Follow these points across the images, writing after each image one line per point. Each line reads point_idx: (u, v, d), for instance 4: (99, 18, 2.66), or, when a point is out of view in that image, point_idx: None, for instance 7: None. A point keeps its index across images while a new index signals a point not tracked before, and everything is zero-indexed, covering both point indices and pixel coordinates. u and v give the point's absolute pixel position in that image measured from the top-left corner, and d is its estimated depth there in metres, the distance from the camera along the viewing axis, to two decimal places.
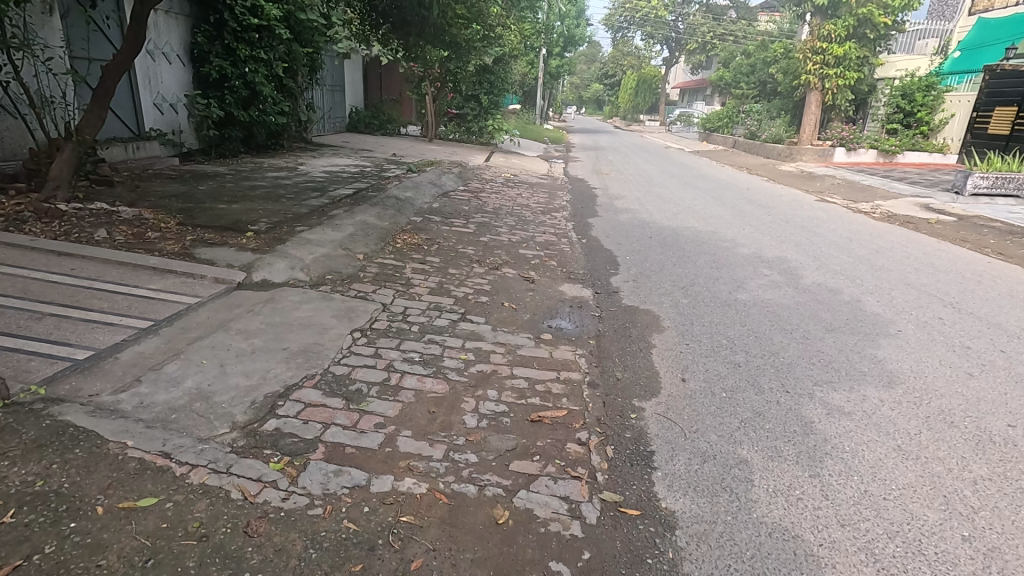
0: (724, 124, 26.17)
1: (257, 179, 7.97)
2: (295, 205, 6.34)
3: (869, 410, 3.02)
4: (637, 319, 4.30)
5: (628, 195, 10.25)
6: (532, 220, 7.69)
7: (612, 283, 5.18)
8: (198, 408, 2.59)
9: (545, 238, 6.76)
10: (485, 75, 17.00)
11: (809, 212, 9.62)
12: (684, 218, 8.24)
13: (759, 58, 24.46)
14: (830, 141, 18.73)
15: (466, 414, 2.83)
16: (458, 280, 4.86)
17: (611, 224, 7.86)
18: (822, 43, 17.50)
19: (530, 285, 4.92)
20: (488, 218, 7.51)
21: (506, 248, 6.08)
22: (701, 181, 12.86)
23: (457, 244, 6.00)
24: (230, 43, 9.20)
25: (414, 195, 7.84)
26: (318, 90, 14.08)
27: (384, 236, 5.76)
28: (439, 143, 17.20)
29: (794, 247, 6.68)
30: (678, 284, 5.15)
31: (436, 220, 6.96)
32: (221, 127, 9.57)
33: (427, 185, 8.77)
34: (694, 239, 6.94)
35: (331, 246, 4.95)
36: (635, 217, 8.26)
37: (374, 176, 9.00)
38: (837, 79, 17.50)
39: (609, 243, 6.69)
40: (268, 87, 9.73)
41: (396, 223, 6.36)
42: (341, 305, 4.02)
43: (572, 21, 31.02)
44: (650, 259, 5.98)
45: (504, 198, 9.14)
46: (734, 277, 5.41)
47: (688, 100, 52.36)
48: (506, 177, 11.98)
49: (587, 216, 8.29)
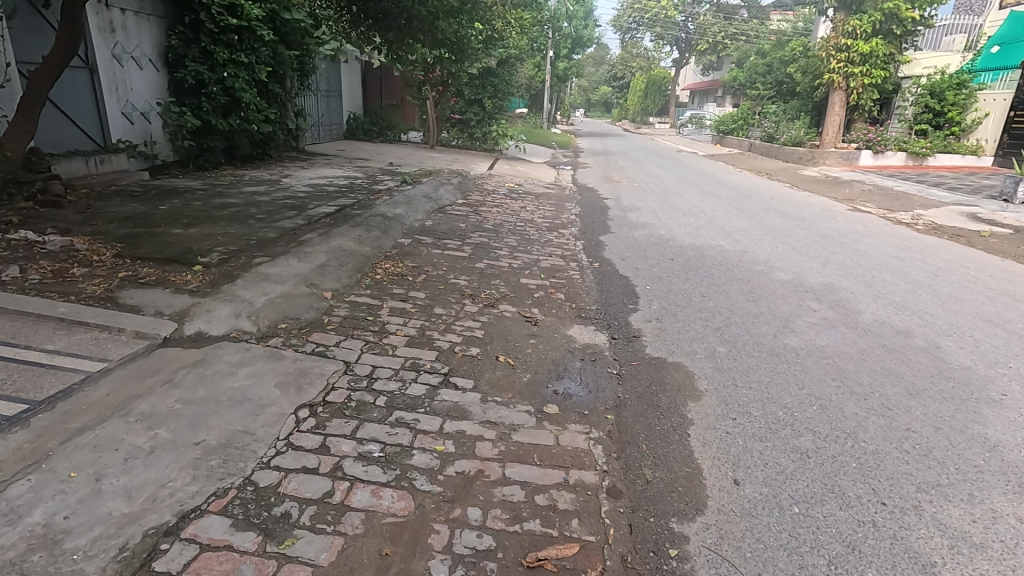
0: (738, 126, 25.16)
1: (233, 194, 7.21)
2: (263, 228, 5.54)
3: (1011, 542, 2.13)
4: (666, 379, 3.42)
5: (642, 207, 9.37)
6: (536, 239, 6.86)
7: (632, 324, 4.30)
8: (32, 567, 1.77)
9: (551, 262, 5.92)
10: (488, 78, 16.19)
11: (845, 224, 8.68)
12: (709, 234, 7.35)
13: (775, 57, 23.46)
14: (854, 143, 17.69)
15: (433, 557, 1.98)
16: (444, 325, 4.00)
17: (625, 243, 6.99)
18: (846, 39, 16.48)
19: (533, 329, 4.06)
20: (487, 237, 6.70)
21: (505, 277, 5.24)
22: (720, 188, 11.93)
23: (449, 273, 5.16)
24: (207, 46, 8.45)
25: (404, 212, 7.03)
26: (311, 96, 13.36)
27: (362, 265, 4.94)
28: (441, 149, 16.43)
29: (839, 271, 5.78)
30: (711, 325, 4.27)
31: (427, 242, 6.15)
32: (198, 136, 8.82)
33: (421, 199, 7.97)
34: (722, 262, 6.06)
35: (293, 283, 4.13)
36: (653, 234, 7.40)
37: (364, 190, 8.21)
38: (862, 77, 16.52)
39: (625, 267, 5.82)
40: (249, 93, 8.97)
41: (380, 247, 5.55)
42: (292, 367, 3.18)
43: (580, 22, 30.20)
44: (674, 289, 5.11)
45: (506, 213, 8.32)
46: (778, 313, 4.53)
47: (698, 102, 51.35)
48: (510, 186, 11.16)
49: (599, 233, 7.45)
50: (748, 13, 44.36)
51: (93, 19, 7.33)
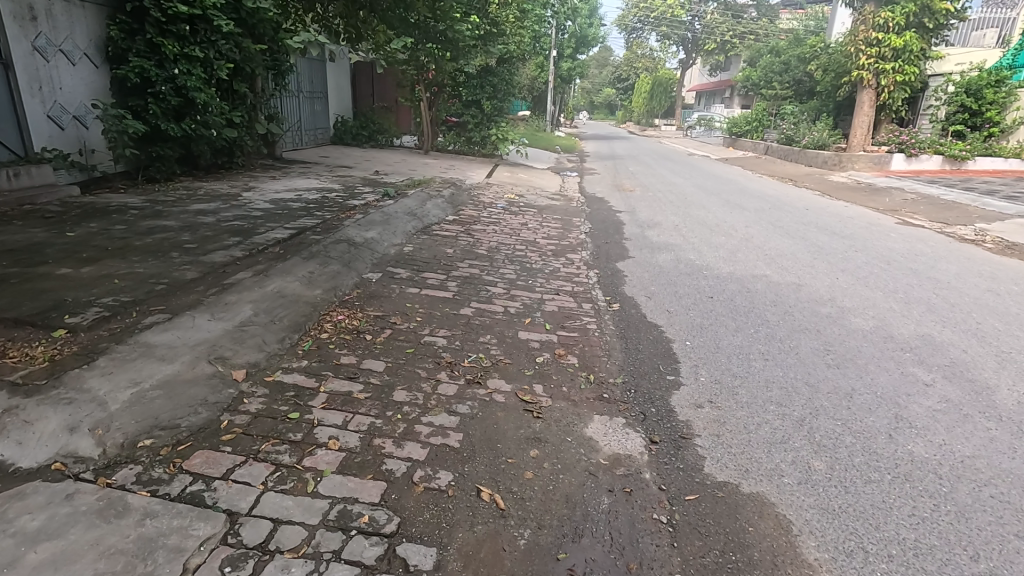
0: (752, 128, 23.71)
1: (173, 214, 5.99)
2: (185, 263, 4.29)
3: None
4: (750, 539, 2.12)
5: (663, 223, 8.10)
6: (539, 269, 5.58)
7: (677, 414, 3.00)
8: None
9: (558, 303, 4.64)
10: (486, 77, 14.93)
11: (902, 242, 7.38)
12: (749, 260, 6.08)
13: (794, 53, 22.19)
14: (887, 146, 16.17)
15: None
16: (406, 424, 2.72)
17: (649, 272, 5.71)
18: (877, 32, 15.00)
19: (534, 428, 2.78)
20: (478, 266, 5.44)
21: (498, 330, 3.96)
22: (745, 199, 10.64)
23: (423, 325, 3.88)
24: (153, 38, 7.24)
25: (377, 235, 5.76)
26: (290, 98, 12.21)
27: (305, 319, 3.66)
28: (436, 155, 15.24)
29: (932, 315, 4.47)
30: (791, 415, 2.98)
31: (401, 277, 4.87)
32: (147, 143, 7.61)
33: (402, 217, 6.69)
34: (775, 301, 4.78)
35: (188, 360, 2.86)
36: (682, 259, 6.12)
37: (335, 206, 6.98)
38: (894, 74, 15.07)
39: (655, 311, 4.54)
40: (206, 93, 7.74)
41: (336, 289, 4.27)
42: (131, 537, 1.89)
43: (585, 21, 28.98)
44: (725, 346, 3.83)
45: (504, 232, 7.04)
46: (878, 390, 3.24)
47: (706, 103, 49.98)
48: (509, 197, 9.91)
49: (615, 259, 6.16)
50: (757, 12, 42.96)
51: (7, 4, 6.16)
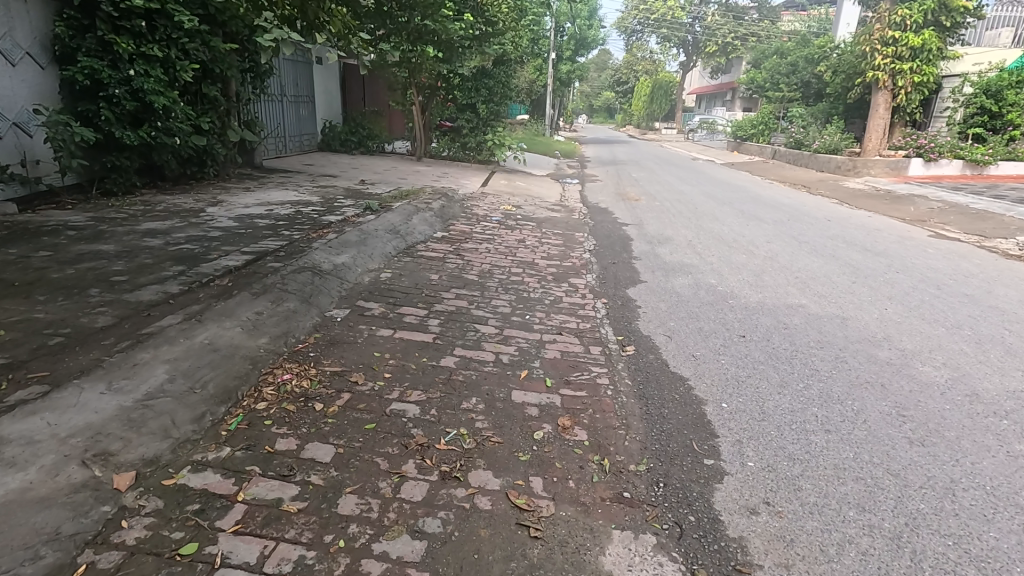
0: (758, 132, 22.95)
1: (117, 235, 5.22)
2: (102, 303, 3.49)
3: None
4: None
5: (675, 238, 7.33)
6: (537, 298, 4.79)
7: (725, 528, 2.20)
8: None
9: (561, 347, 3.84)
10: (482, 79, 14.17)
11: (945, 259, 6.60)
12: (779, 286, 5.31)
13: (802, 55, 21.48)
14: (904, 150, 15.36)
15: None
16: (348, 559, 1.92)
17: (666, 300, 4.93)
18: (894, 31, 14.23)
19: (531, 561, 1.99)
20: (467, 297, 4.66)
21: (485, 390, 3.17)
22: (760, 209, 9.87)
23: (391, 386, 3.08)
24: (105, 36, 6.46)
25: (349, 260, 4.98)
26: (271, 102, 11.47)
27: (238, 383, 2.86)
28: (429, 161, 14.49)
29: (1013, 361, 3.70)
30: (882, 529, 2.20)
31: (373, 315, 4.08)
32: (101, 153, 6.85)
33: (382, 236, 5.91)
34: (820, 342, 4.01)
35: (50, 462, 2.06)
36: (702, 284, 5.36)
37: (308, 223, 6.21)
38: (912, 74, 14.22)
39: (680, 359, 3.75)
40: (167, 97, 6.97)
41: (287, 336, 3.48)
42: None
43: (585, 22, 28.23)
44: (773, 414, 3.04)
45: (498, 251, 6.27)
46: (987, 484, 2.45)
47: (707, 106, 49.29)
48: (505, 208, 9.15)
49: (625, 285, 5.39)
50: (759, 13, 42.26)
51: None
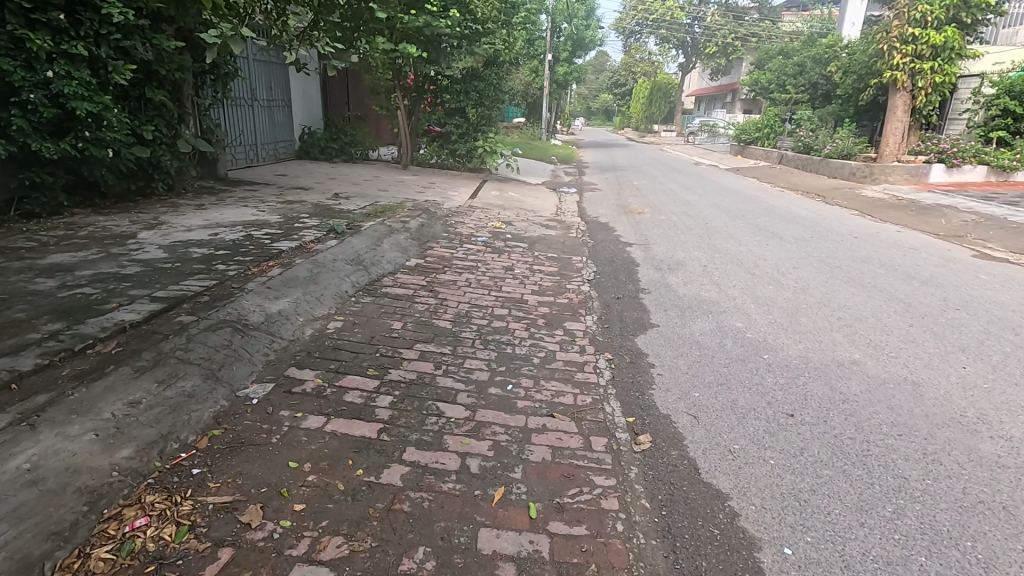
0: (763, 135, 21.96)
1: (6, 274, 4.22)
2: None
3: None
4: None
5: (688, 265, 6.37)
6: (524, 355, 3.80)
7: None
8: None
9: (551, 438, 2.85)
10: (471, 81, 13.17)
11: (1006, 289, 5.63)
12: (821, 332, 4.34)
13: (809, 55, 20.47)
14: (924, 155, 14.37)
15: None
16: None
17: (686, 355, 3.95)
18: (913, 28, 13.14)
19: None
20: (435, 356, 3.67)
21: (440, 532, 2.17)
22: (778, 224, 8.91)
23: (297, 532, 2.09)
24: (16, 30, 5.34)
25: (290, 306, 3.99)
26: (239, 107, 10.50)
27: (52, 546, 1.87)
28: (416, 169, 13.52)
29: None
30: None
31: (303, 392, 3.08)
32: (17, 168, 5.86)
33: (339, 270, 4.93)
34: (897, 425, 3.02)
35: None
36: (726, 330, 4.38)
37: (254, 252, 5.24)
38: (932, 75, 13.20)
39: (714, 457, 2.76)
40: (96, 103, 5.98)
41: (166, 440, 2.48)
42: None
43: (582, 23, 27.34)
44: (864, 572, 2.05)
45: (480, 285, 5.27)
46: None
47: (707, 108, 48.41)
48: (494, 224, 8.21)
49: (633, 331, 4.39)
50: (759, 13, 41.36)
51: None
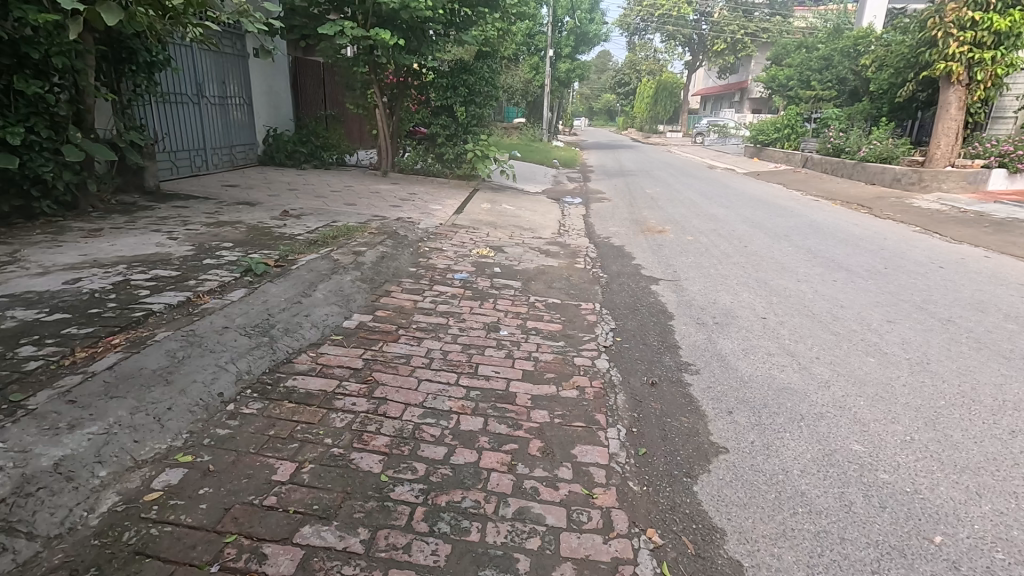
0: (784, 137, 20.14)
1: None
2: None
3: None
4: None
5: (741, 317, 4.64)
6: (501, 553, 2.04)
7: None
8: None
9: None
10: (459, 75, 11.41)
11: None
12: (1005, 471, 2.60)
13: (838, 47, 18.70)
14: (980, 158, 12.54)
15: None
16: None
17: (793, 537, 2.20)
18: (973, 11, 11.34)
19: None
20: (330, 567, 1.91)
21: None
22: (835, 249, 7.16)
23: None
24: None
25: (85, 446, 2.23)
26: (177, 104, 8.79)
27: None
28: (396, 177, 11.78)
29: None
30: None
31: None
32: None
33: (223, 350, 3.18)
34: None
35: None
36: (843, 466, 2.64)
37: (107, 314, 3.50)
38: (993, 66, 11.38)
39: None
40: None
41: None
42: None
43: (586, 16, 25.58)
44: None
45: (446, 364, 3.52)
46: None
47: (716, 108, 46.70)
48: (481, 250, 6.47)
49: (688, 467, 2.64)
50: (771, 8, 39.51)
51: None
